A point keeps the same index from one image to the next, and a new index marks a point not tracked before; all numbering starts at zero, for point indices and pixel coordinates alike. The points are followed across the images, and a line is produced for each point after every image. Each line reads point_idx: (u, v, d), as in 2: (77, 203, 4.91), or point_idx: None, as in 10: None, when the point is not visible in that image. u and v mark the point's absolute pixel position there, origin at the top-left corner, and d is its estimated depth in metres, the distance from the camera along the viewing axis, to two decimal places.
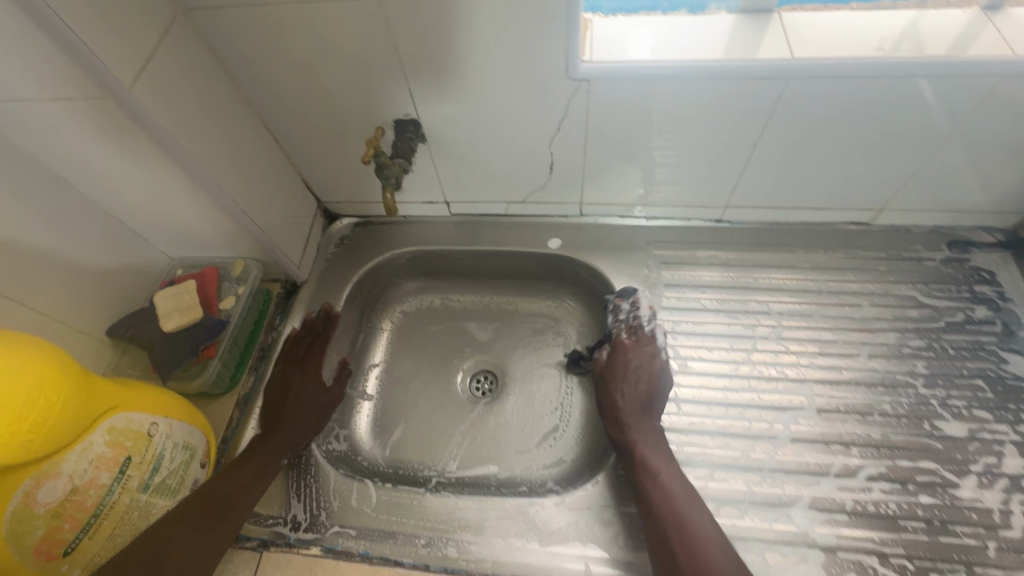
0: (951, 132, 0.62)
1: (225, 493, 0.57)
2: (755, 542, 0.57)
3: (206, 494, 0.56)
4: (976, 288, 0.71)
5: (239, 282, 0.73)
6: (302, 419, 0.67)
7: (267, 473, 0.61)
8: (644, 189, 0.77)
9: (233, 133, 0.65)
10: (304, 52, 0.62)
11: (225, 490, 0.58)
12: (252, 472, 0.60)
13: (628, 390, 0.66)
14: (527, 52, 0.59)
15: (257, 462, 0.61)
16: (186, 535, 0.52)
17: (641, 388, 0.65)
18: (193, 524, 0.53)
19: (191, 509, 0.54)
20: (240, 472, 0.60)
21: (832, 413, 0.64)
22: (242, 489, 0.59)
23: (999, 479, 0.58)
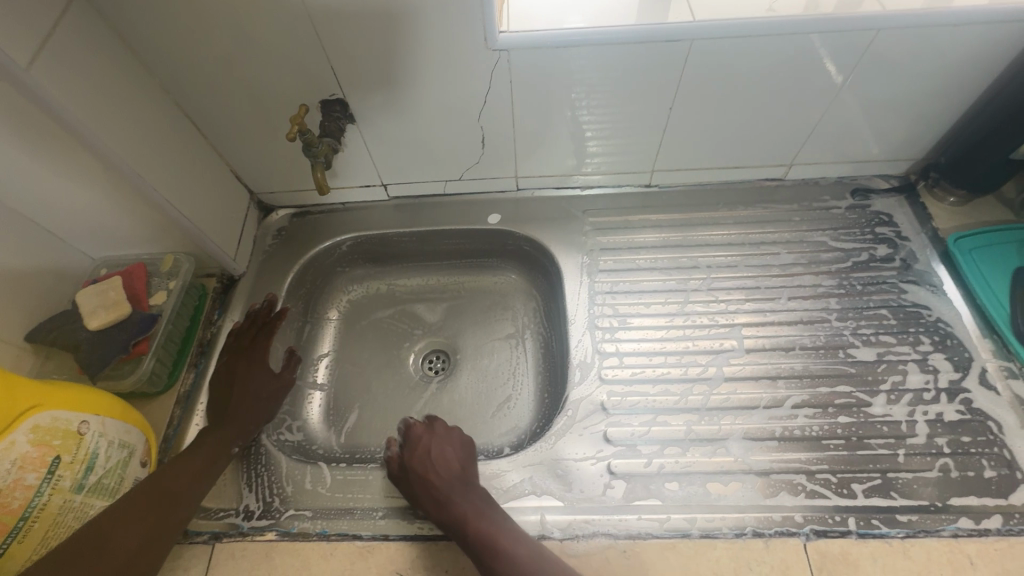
0: (841, 86, 0.68)
1: (172, 485, 0.56)
2: (697, 475, 0.60)
3: (151, 487, 0.54)
4: (878, 229, 0.78)
5: (170, 278, 0.71)
6: (251, 408, 0.66)
7: (216, 463, 0.60)
8: (575, 160, 0.80)
9: (150, 122, 0.63)
10: (217, 33, 0.60)
11: (172, 481, 0.56)
12: (201, 462, 0.59)
13: (440, 469, 0.61)
14: (445, 24, 0.60)
15: (205, 453, 0.60)
16: (131, 527, 0.51)
17: (454, 467, 0.61)
18: (138, 516, 0.52)
19: (135, 502, 0.52)
20: (187, 464, 0.58)
21: (760, 351, 0.69)
22: (190, 480, 0.57)
23: (905, 394, 0.64)
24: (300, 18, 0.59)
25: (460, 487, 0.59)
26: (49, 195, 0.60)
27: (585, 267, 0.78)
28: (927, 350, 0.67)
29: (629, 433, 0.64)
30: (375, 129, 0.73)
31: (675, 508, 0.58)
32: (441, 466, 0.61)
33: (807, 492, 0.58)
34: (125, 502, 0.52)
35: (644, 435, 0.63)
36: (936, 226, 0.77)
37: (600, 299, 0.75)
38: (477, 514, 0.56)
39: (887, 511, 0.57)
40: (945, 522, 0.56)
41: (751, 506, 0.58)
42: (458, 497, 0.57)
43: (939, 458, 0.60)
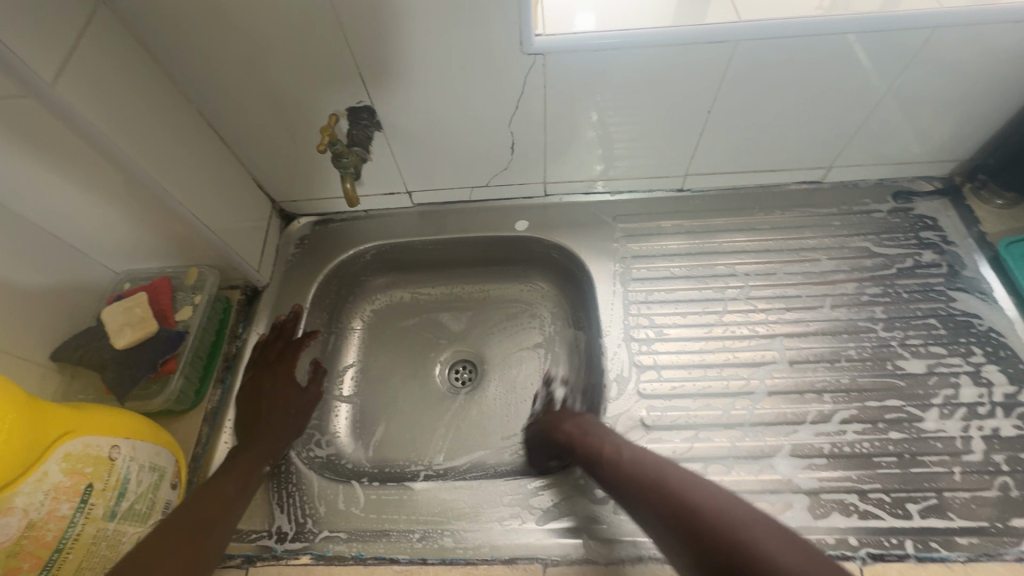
0: (889, 86, 0.65)
1: (207, 508, 0.54)
2: (744, 494, 0.58)
3: (186, 512, 0.52)
4: (922, 234, 0.75)
5: (195, 292, 0.69)
6: (283, 424, 0.65)
7: (249, 485, 0.58)
8: (600, 165, 0.77)
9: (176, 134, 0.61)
10: (243, 40, 0.58)
11: (206, 505, 0.54)
12: (235, 485, 0.57)
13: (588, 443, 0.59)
14: (480, 27, 0.57)
15: (239, 475, 0.58)
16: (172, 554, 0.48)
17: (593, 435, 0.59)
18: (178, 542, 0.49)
19: (173, 529, 0.50)
20: (222, 485, 0.56)
21: (803, 363, 0.66)
22: (226, 502, 0.55)
23: (958, 408, 0.62)
24: (327, 21, 0.56)
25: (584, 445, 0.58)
26: (71, 211, 0.58)
27: (617, 276, 0.75)
28: (979, 361, 0.65)
29: (672, 450, 0.62)
30: (402, 136, 0.71)
31: None
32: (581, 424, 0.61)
33: (860, 513, 0.56)
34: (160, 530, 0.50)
35: (687, 452, 0.61)
36: (984, 229, 0.74)
37: (634, 309, 0.72)
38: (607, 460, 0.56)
39: (946, 533, 0.54)
40: (1008, 544, 0.53)
41: (802, 528, 0.56)
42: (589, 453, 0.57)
43: (998, 476, 0.57)
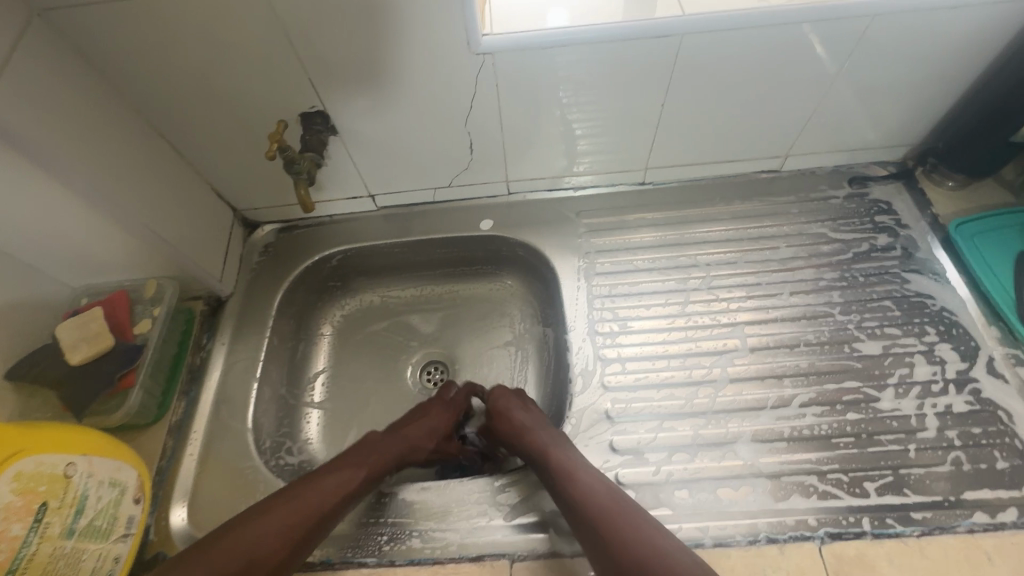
0: (837, 73, 0.66)
1: (327, 497, 0.57)
2: (707, 481, 0.59)
3: (312, 499, 0.56)
4: (877, 218, 0.76)
5: (154, 305, 0.68)
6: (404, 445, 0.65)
7: (365, 488, 0.60)
8: (568, 161, 0.78)
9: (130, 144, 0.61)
10: (188, 48, 0.58)
11: (325, 493, 0.57)
12: (352, 482, 0.59)
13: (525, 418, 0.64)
14: (425, 28, 0.58)
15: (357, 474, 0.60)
16: (270, 540, 0.52)
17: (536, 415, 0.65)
18: (286, 527, 0.53)
19: (297, 516, 0.54)
20: (342, 479, 0.59)
21: (763, 349, 0.68)
22: (340, 496, 0.58)
23: (913, 387, 0.63)
24: (270, 26, 0.56)
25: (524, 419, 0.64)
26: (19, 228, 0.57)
27: (581, 271, 0.76)
28: (932, 340, 0.66)
29: (636, 442, 0.62)
30: (359, 140, 0.71)
31: (687, 517, 0.57)
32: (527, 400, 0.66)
33: (819, 494, 0.57)
34: (292, 511, 0.55)
35: (651, 442, 0.62)
36: (936, 211, 0.76)
37: (598, 303, 0.73)
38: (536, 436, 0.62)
39: (900, 509, 0.56)
40: (960, 517, 0.55)
41: (762, 511, 0.57)
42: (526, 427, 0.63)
43: (950, 451, 0.59)
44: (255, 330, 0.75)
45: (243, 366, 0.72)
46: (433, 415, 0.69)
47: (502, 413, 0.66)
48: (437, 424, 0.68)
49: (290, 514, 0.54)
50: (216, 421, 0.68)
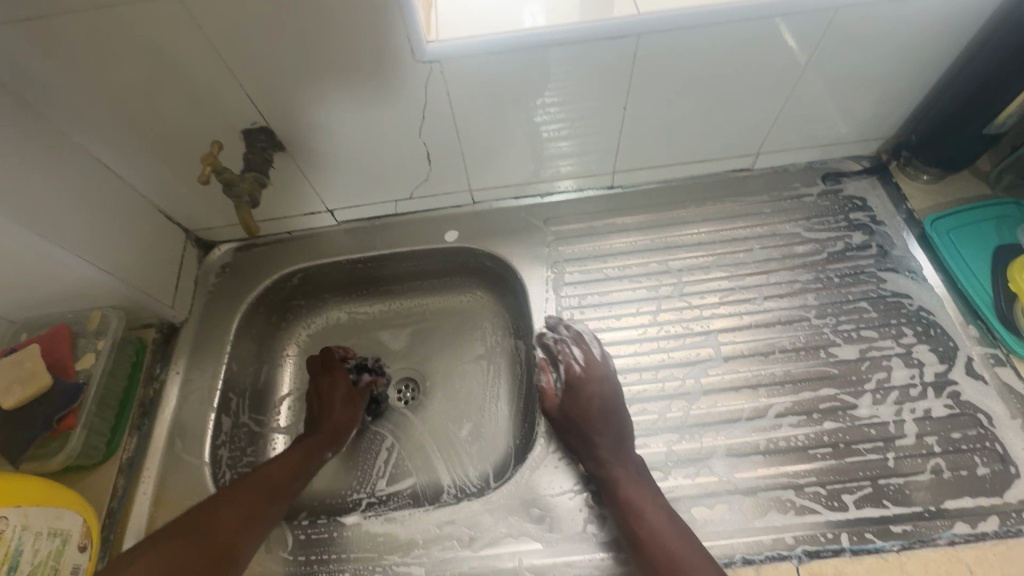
0: (806, 65, 0.63)
1: (274, 476, 0.60)
2: (682, 500, 0.57)
3: (261, 479, 0.59)
4: (851, 215, 0.74)
5: (98, 337, 0.64)
6: (336, 421, 0.69)
7: (309, 466, 0.64)
8: (566, 161, 0.74)
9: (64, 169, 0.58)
10: (113, 66, 0.54)
11: (273, 474, 0.60)
12: (295, 460, 0.63)
13: (598, 423, 0.60)
14: (366, 36, 0.55)
15: (299, 455, 0.64)
16: (227, 524, 0.54)
17: (606, 420, 0.60)
18: (240, 509, 0.55)
19: (249, 497, 0.57)
20: (286, 458, 0.63)
21: (738, 358, 0.65)
22: (285, 476, 0.61)
23: (891, 392, 0.61)
24: (199, 41, 0.53)
25: (597, 423, 0.60)
26: None
27: (551, 281, 0.73)
28: (910, 342, 0.64)
29: None
30: (310, 154, 0.67)
31: None
32: (593, 403, 0.61)
33: (797, 509, 0.55)
34: (242, 492, 0.57)
35: None
36: (911, 207, 0.74)
37: (568, 315, 0.71)
38: (603, 451, 0.58)
39: (880, 522, 0.54)
40: (940, 529, 0.53)
41: (738, 531, 0.54)
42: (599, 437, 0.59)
43: (930, 458, 0.57)
44: (211, 356, 0.72)
45: (199, 396, 0.69)
46: (335, 383, 0.71)
47: (586, 413, 0.61)
48: (342, 387, 0.71)
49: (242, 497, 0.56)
50: (170, 455, 0.65)
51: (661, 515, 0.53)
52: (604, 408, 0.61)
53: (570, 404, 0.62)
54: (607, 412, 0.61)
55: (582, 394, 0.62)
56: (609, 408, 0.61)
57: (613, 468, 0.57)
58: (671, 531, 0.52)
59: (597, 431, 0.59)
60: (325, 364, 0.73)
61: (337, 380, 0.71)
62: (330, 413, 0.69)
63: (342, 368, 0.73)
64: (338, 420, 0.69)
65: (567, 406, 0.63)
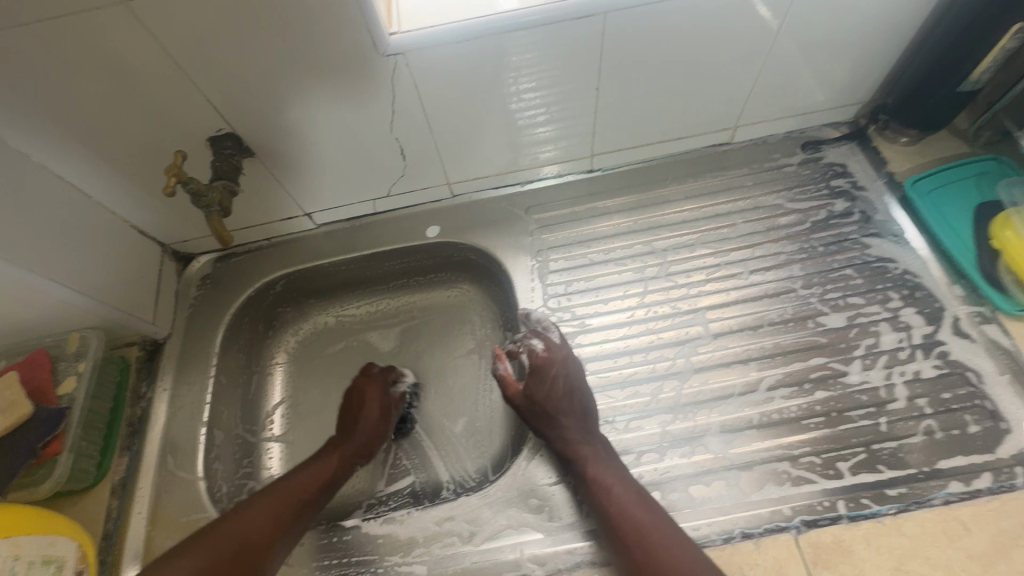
0: (778, 31, 0.61)
1: (307, 485, 0.59)
2: (679, 480, 0.57)
3: (294, 489, 0.58)
4: (832, 182, 0.74)
5: (79, 359, 0.63)
6: (368, 428, 0.66)
7: (341, 473, 0.62)
8: (549, 147, 0.73)
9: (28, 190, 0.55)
10: (64, 80, 0.52)
11: (305, 483, 0.59)
12: (330, 470, 0.61)
13: (563, 404, 0.60)
14: (323, 32, 0.53)
15: (334, 461, 0.62)
16: (258, 528, 0.54)
17: (570, 401, 0.61)
18: (274, 513, 0.55)
19: (279, 506, 0.56)
20: (320, 466, 0.61)
21: (727, 334, 0.65)
22: (317, 484, 0.60)
23: (880, 357, 0.62)
24: (150, 48, 0.51)
25: (561, 406, 0.60)
26: None
27: (535, 270, 0.73)
28: (897, 306, 0.64)
29: None
30: (281, 158, 0.66)
31: None
32: (558, 385, 0.62)
33: (793, 480, 0.55)
34: (275, 498, 0.56)
35: (619, 445, 0.60)
36: (891, 170, 0.73)
37: (554, 303, 0.70)
38: (569, 434, 0.59)
39: (876, 487, 0.54)
40: (935, 489, 0.53)
41: (737, 506, 0.55)
42: (563, 420, 0.59)
43: (922, 420, 0.57)
44: (198, 370, 0.71)
45: (188, 411, 0.68)
46: (374, 393, 0.68)
47: (549, 395, 0.61)
48: (380, 395, 0.68)
49: (274, 501, 0.56)
50: (163, 473, 0.64)
51: (628, 488, 0.54)
52: (567, 387, 0.61)
53: (535, 388, 0.62)
54: (572, 393, 0.61)
55: (544, 375, 0.62)
56: (573, 388, 0.61)
57: (581, 450, 0.57)
58: (637, 503, 0.53)
59: (562, 412, 0.60)
60: (366, 375, 0.71)
61: (376, 387, 0.69)
62: (366, 416, 0.66)
63: (381, 378, 0.70)
64: (376, 425, 0.66)
65: (532, 390, 0.62)
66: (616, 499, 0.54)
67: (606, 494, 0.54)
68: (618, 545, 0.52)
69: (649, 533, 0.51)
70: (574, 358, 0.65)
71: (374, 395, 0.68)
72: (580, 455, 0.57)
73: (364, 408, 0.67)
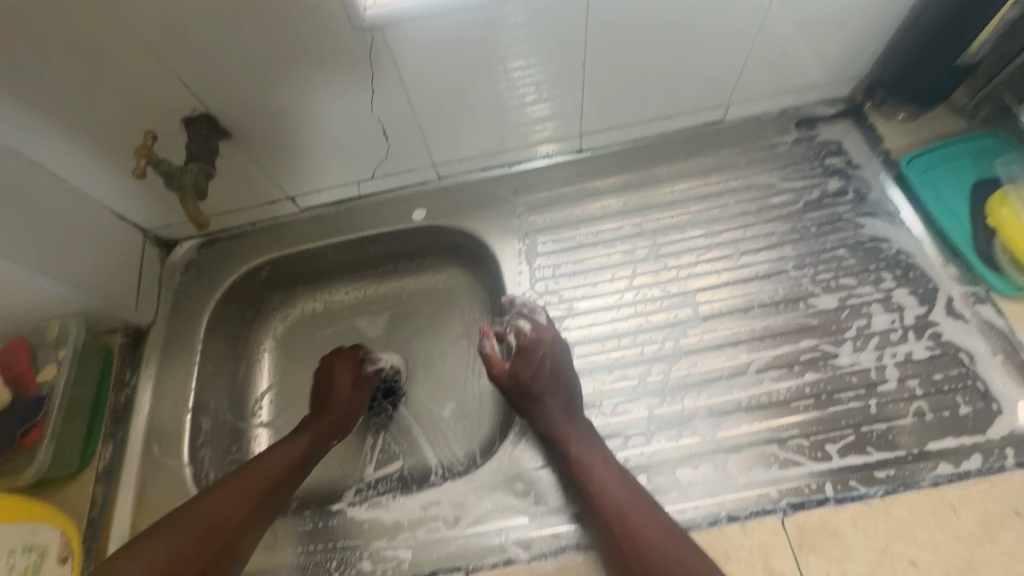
0: (772, 1, 0.59)
1: (280, 464, 0.59)
2: (666, 464, 0.56)
3: (266, 467, 0.58)
4: (827, 161, 0.72)
5: (59, 347, 0.63)
6: (338, 408, 0.66)
7: (315, 453, 0.62)
8: (540, 126, 0.71)
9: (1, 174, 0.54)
10: (27, 61, 0.50)
11: (280, 460, 0.59)
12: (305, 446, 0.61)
13: (549, 385, 0.60)
14: (295, 8, 0.51)
15: (307, 439, 0.62)
16: (231, 508, 0.54)
17: (555, 383, 0.60)
18: (242, 494, 0.55)
19: (252, 483, 0.56)
20: (291, 445, 0.61)
21: (717, 316, 0.64)
22: (289, 462, 0.59)
23: (871, 338, 0.61)
24: (115, 24, 0.49)
25: (547, 388, 0.60)
26: None
27: (523, 253, 0.72)
28: (890, 287, 0.63)
29: None
30: (260, 140, 0.64)
31: None
32: (545, 367, 0.61)
33: (780, 462, 0.55)
34: (244, 481, 0.56)
35: (606, 429, 0.60)
36: (887, 147, 0.71)
37: (541, 286, 0.69)
38: (554, 415, 0.58)
39: (864, 469, 0.54)
40: (924, 471, 0.53)
41: (723, 488, 0.54)
42: (547, 401, 0.59)
43: (912, 402, 0.56)
44: (182, 356, 0.70)
45: (173, 397, 0.68)
46: (342, 367, 0.69)
47: (535, 377, 0.61)
48: (348, 372, 0.69)
49: (247, 481, 0.56)
50: (149, 459, 0.64)
51: (610, 469, 0.54)
52: (554, 369, 0.61)
53: (522, 367, 0.62)
54: (558, 375, 0.61)
55: (530, 357, 0.62)
56: (559, 369, 0.61)
57: (566, 432, 0.57)
58: (619, 483, 0.53)
59: (547, 393, 0.60)
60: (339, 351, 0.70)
61: (348, 364, 0.69)
62: (337, 397, 0.67)
63: (350, 354, 0.70)
64: (346, 402, 0.67)
65: (518, 370, 0.63)
66: (598, 479, 0.53)
67: (589, 474, 0.54)
68: (600, 525, 0.52)
69: (630, 513, 0.51)
70: (561, 340, 0.64)
71: (343, 371, 0.69)
72: (565, 437, 0.57)
73: (335, 385, 0.67)
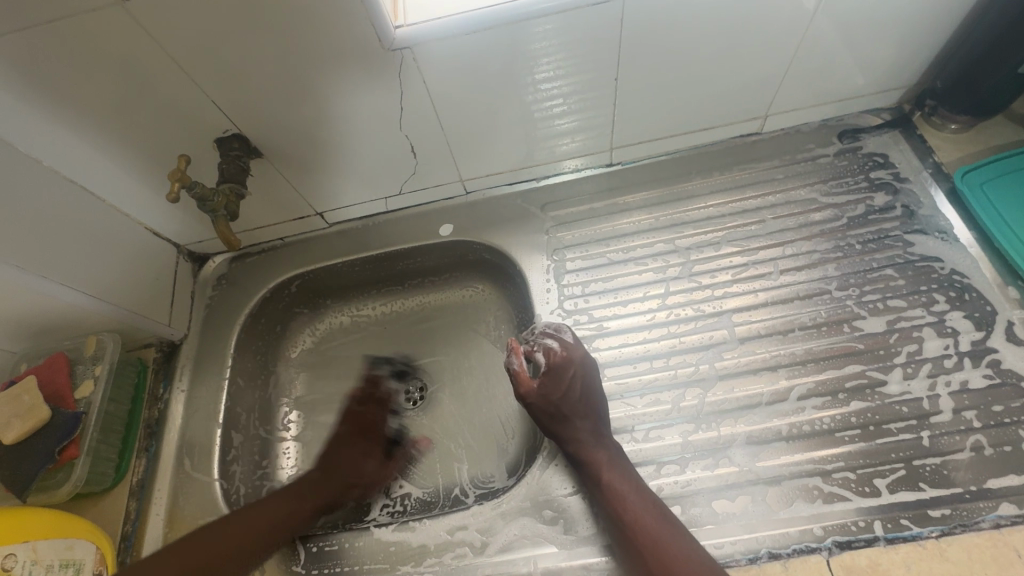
0: (815, 11, 0.56)
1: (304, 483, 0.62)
2: (701, 495, 0.54)
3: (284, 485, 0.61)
4: (872, 174, 0.69)
5: (95, 363, 0.64)
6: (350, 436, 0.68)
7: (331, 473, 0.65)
8: (569, 139, 0.70)
9: (43, 197, 0.55)
10: (69, 88, 0.51)
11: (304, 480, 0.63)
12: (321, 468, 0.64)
13: (578, 408, 0.58)
14: (328, 29, 0.51)
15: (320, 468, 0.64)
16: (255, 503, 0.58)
17: (583, 406, 0.58)
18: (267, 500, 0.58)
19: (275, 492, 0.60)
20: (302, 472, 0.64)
21: (755, 338, 0.62)
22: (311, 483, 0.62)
23: (923, 365, 0.57)
24: (152, 50, 0.50)
25: (574, 413, 0.58)
26: None
27: (551, 269, 0.70)
28: (942, 310, 0.59)
29: None
30: (290, 158, 0.65)
31: None
32: (574, 391, 0.60)
33: (825, 497, 0.52)
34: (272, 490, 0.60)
35: (637, 455, 0.58)
36: (938, 159, 0.68)
37: (570, 305, 0.68)
38: (583, 440, 0.56)
39: (916, 507, 0.50)
40: (984, 511, 0.49)
41: (763, 523, 0.52)
42: (575, 425, 0.57)
43: (969, 435, 0.53)
44: (213, 371, 0.70)
45: (204, 413, 0.68)
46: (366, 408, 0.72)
47: (564, 400, 0.59)
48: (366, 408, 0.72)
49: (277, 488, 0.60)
50: (180, 475, 0.65)
51: (642, 498, 0.52)
52: (583, 390, 0.59)
53: (551, 388, 0.60)
54: (586, 397, 0.59)
55: (559, 378, 0.60)
56: (590, 391, 0.59)
57: (596, 457, 0.55)
58: (651, 514, 0.51)
59: (577, 415, 0.58)
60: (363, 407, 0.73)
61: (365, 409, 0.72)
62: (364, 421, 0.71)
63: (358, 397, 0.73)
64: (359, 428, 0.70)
65: (547, 390, 0.61)
66: (629, 509, 0.52)
67: (619, 502, 0.52)
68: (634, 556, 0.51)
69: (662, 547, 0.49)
70: (591, 360, 0.62)
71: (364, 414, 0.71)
72: (595, 462, 0.55)
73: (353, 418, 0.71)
